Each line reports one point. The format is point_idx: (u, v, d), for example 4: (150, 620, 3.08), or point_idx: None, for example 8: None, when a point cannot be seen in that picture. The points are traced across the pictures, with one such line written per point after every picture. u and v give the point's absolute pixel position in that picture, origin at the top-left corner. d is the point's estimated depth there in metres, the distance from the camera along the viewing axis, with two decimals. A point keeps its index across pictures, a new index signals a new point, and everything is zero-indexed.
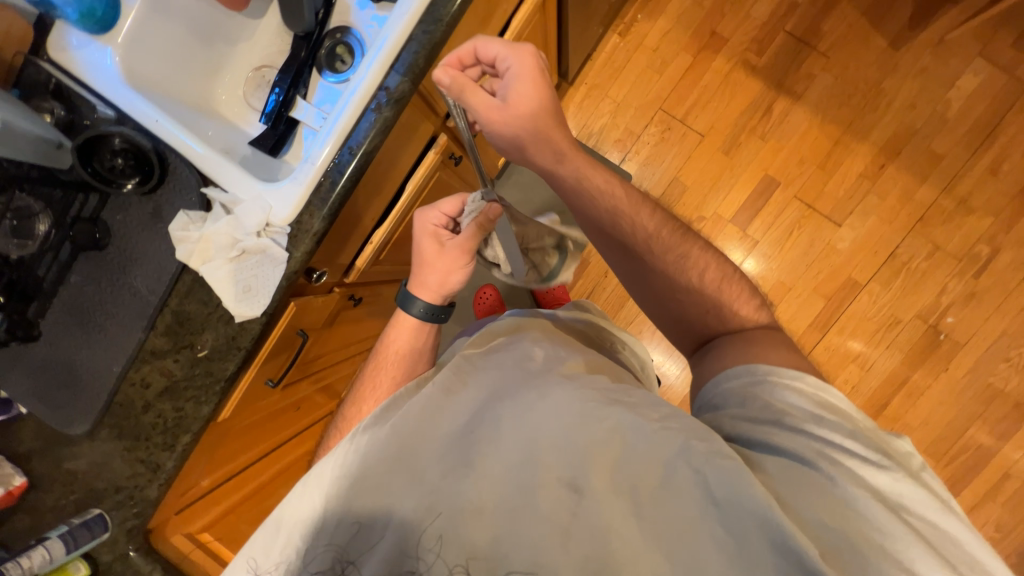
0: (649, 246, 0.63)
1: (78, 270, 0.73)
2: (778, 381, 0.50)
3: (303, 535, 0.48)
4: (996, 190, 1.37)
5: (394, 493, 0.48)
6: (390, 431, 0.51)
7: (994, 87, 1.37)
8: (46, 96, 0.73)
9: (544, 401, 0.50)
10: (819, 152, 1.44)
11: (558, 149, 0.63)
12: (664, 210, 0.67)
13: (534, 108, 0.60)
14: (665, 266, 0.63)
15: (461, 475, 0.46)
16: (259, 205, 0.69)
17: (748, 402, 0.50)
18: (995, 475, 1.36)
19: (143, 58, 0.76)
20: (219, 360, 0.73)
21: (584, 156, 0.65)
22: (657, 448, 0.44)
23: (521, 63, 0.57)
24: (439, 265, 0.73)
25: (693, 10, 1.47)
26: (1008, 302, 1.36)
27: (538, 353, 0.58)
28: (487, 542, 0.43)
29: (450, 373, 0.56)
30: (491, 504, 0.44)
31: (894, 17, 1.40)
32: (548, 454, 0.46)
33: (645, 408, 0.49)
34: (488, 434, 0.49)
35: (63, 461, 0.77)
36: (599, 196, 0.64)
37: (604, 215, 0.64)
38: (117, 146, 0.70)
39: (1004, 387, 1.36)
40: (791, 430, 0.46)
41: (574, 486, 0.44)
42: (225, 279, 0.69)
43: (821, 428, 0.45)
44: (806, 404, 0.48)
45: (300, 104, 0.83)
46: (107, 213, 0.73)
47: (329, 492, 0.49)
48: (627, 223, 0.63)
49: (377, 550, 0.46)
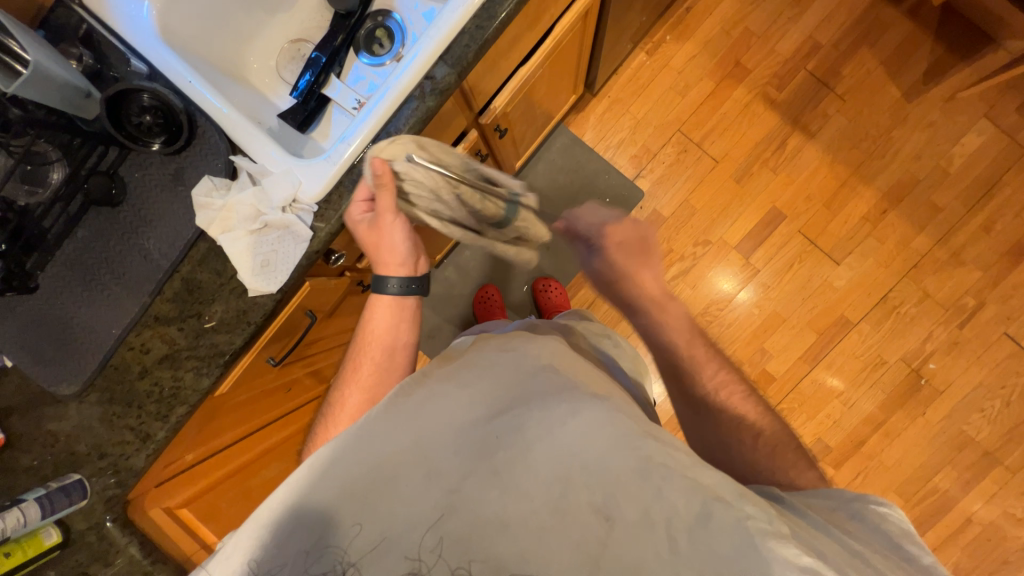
0: (706, 402, 0.70)
1: (87, 225, 0.71)
2: (857, 500, 0.54)
3: (307, 522, 0.46)
4: (987, 246, 1.43)
5: (410, 493, 0.46)
6: (412, 425, 0.50)
7: (995, 148, 1.43)
8: (75, 42, 0.70)
9: (575, 418, 0.50)
10: (827, 191, 1.48)
11: (627, 302, 0.79)
12: (731, 371, 0.72)
13: (624, 255, 0.80)
14: (720, 423, 0.68)
15: (488, 483, 0.46)
16: (289, 179, 0.67)
17: (813, 504, 0.54)
18: (958, 520, 1.41)
19: (179, 16, 0.75)
20: (225, 334, 0.71)
21: (664, 314, 0.77)
22: (689, 487, 0.46)
23: (611, 224, 0.82)
24: (381, 241, 0.68)
25: (721, 38, 1.50)
26: (986, 355, 1.42)
27: (560, 367, 0.59)
28: (514, 559, 0.43)
29: (473, 373, 0.57)
30: (519, 518, 0.44)
31: (910, 70, 1.45)
32: (579, 476, 0.46)
33: (673, 447, 0.50)
34: (515, 444, 0.49)
35: (45, 421, 0.73)
36: (667, 343, 0.75)
37: (668, 362, 0.74)
38: (146, 103, 0.68)
39: (975, 435, 1.41)
40: (860, 521, 0.52)
41: (605, 514, 0.45)
42: (244, 252, 0.67)
43: (895, 538, 0.50)
44: (884, 526, 0.51)
45: (334, 83, 0.82)
46: (125, 169, 0.70)
47: (341, 479, 0.47)
48: (687, 370, 0.72)
49: (388, 550, 0.43)
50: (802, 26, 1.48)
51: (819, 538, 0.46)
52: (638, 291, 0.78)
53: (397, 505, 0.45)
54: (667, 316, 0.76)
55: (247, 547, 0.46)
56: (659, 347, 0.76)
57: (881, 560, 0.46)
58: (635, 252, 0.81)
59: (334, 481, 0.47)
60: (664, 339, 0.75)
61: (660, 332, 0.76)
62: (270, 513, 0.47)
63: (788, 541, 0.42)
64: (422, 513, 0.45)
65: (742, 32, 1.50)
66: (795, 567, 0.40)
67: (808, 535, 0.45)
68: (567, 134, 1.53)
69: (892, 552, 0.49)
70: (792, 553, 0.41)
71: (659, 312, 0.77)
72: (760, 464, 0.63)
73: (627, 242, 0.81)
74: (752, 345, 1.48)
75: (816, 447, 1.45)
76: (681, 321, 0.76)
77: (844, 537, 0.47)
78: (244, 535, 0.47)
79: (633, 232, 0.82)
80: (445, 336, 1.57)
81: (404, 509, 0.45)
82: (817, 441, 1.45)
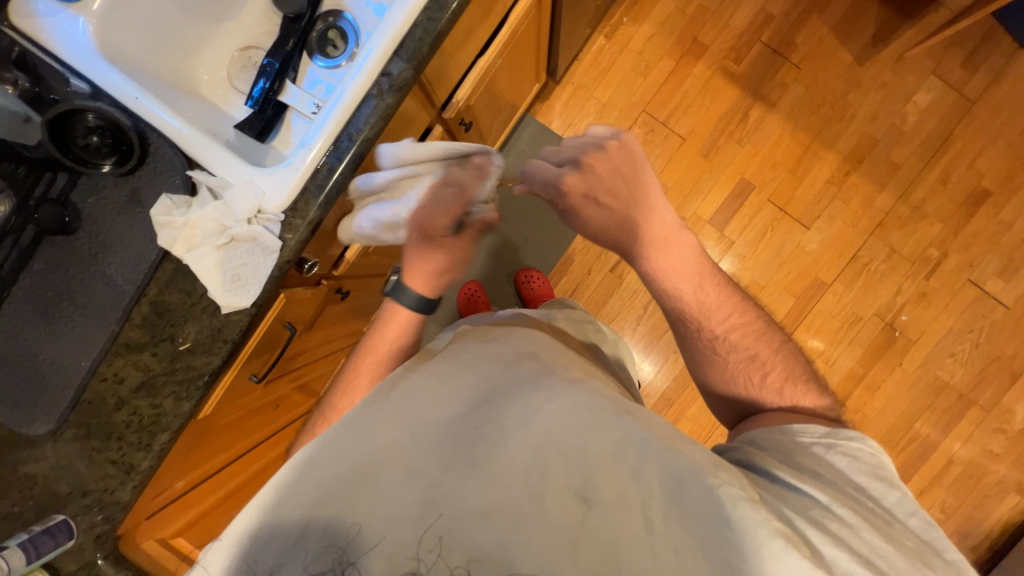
0: (715, 346, 0.66)
1: (42, 257, 0.68)
2: (831, 443, 0.55)
3: (284, 531, 0.45)
4: (945, 198, 1.48)
5: (388, 492, 0.46)
6: (390, 425, 0.50)
7: (944, 103, 1.48)
8: (6, 64, 0.66)
9: (553, 404, 0.50)
10: (791, 158, 1.51)
11: (629, 253, 0.65)
12: (743, 312, 0.67)
13: (606, 212, 0.62)
14: (726, 365, 0.66)
15: (467, 476, 0.46)
16: (251, 190, 0.65)
17: (788, 446, 0.56)
18: (940, 462, 1.47)
19: (119, 31, 0.72)
20: (202, 354, 0.69)
21: (672, 252, 0.64)
22: (666, 464, 0.46)
23: (574, 172, 0.61)
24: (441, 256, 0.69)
25: (676, 16, 1.52)
26: (953, 302, 1.48)
27: (542, 354, 0.59)
28: (495, 548, 0.42)
29: (452, 366, 0.56)
30: (499, 509, 0.44)
31: (859, 34, 1.49)
32: (558, 461, 0.46)
33: (652, 427, 0.50)
34: (493, 433, 0.48)
35: (20, 464, 0.71)
36: (669, 293, 0.66)
37: (672, 310, 0.67)
38: (92, 123, 0.65)
39: (950, 380, 1.48)
40: (828, 461, 0.54)
41: (585, 497, 0.45)
42: (211, 268, 0.65)
43: (859, 479, 0.53)
44: (854, 470, 0.53)
45: (289, 88, 0.80)
46: (77, 195, 0.68)
47: (320, 482, 0.47)
48: (692, 317, 0.66)
49: (370, 552, 0.43)
50: None
51: (791, 500, 0.49)
52: (636, 252, 0.63)
53: (377, 504, 0.45)
54: (673, 262, 0.64)
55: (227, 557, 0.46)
56: (661, 295, 0.66)
57: (849, 509, 0.48)
58: (628, 185, 0.63)
59: (313, 484, 0.47)
60: (668, 285, 0.65)
61: (666, 281, 0.65)
62: (249, 519, 0.46)
63: (759, 507, 0.45)
64: (403, 511, 0.44)
65: (697, 9, 1.52)
66: (764, 531, 0.43)
67: (776, 500, 0.48)
68: (534, 124, 1.53)
69: (861, 495, 0.51)
70: (762, 519, 0.44)
71: (663, 261, 0.64)
72: (764, 401, 0.64)
73: (601, 190, 0.61)
74: None
75: None
76: (689, 256, 0.65)
77: (815, 494, 0.49)
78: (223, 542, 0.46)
79: (609, 170, 0.62)
80: (433, 336, 1.56)
81: (382, 507, 0.45)
82: None
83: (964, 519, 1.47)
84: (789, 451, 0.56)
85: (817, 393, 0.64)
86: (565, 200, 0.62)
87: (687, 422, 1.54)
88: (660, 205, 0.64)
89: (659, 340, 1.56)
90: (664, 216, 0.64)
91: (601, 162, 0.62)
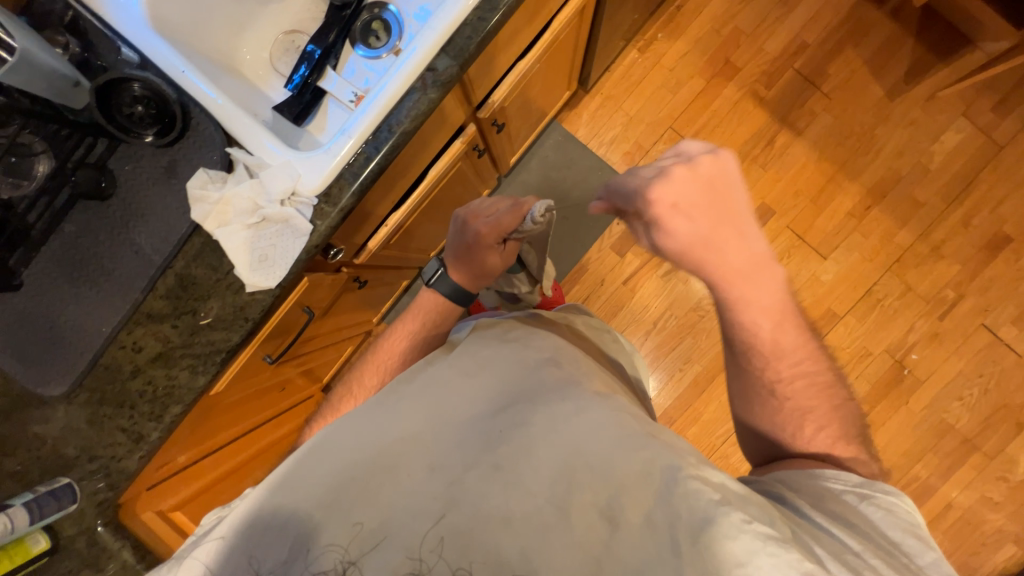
0: (772, 388, 0.64)
1: (73, 219, 0.68)
2: (867, 495, 0.54)
3: (298, 518, 0.46)
4: (965, 241, 1.48)
5: (410, 486, 0.46)
6: (417, 415, 0.52)
7: (973, 145, 1.48)
8: (60, 29, 0.67)
9: (580, 415, 0.50)
10: (813, 187, 1.51)
11: (710, 279, 0.57)
12: (817, 364, 0.64)
13: (688, 232, 0.55)
14: (780, 409, 0.64)
15: (490, 478, 0.46)
16: (287, 172, 0.65)
17: (820, 491, 0.55)
18: (938, 506, 1.46)
19: (172, 4, 0.72)
20: (222, 331, 0.69)
21: (761, 283, 0.58)
22: (693, 491, 0.44)
23: (659, 184, 0.54)
24: (486, 261, 0.78)
25: (711, 36, 1.52)
26: (966, 345, 1.47)
27: (563, 360, 0.60)
28: (517, 557, 0.42)
29: (474, 363, 0.58)
30: (522, 516, 0.44)
31: (892, 69, 1.49)
32: (582, 472, 0.46)
33: (679, 449, 0.49)
34: (519, 439, 0.49)
35: (30, 424, 0.71)
36: (744, 327, 0.61)
37: (740, 342, 0.63)
38: (138, 92, 0.65)
39: (955, 423, 1.47)
40: (864, 511, 0.53)
41: (609, 515, 0.45)
42: (241, 246, 0.66)
43: (896, 532, 0.51)
44: (889, 525, 0.51)
45: (329, 75, 0.80)
46: (114, 162, 0.68)
47: (338, 467, 0.48)
48: (758, 354, 0.63)
49: (389, 548, 0.43)
50: (789, 25, 1.51)
51: (825, 542, 0.47)
52: (712, 279, 0.57)
53: (398, 496, 0.46)
54: (757, 294, 0.58)
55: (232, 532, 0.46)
56: (732, 328, 0.62)
57: (883, 561, 0.47)
58: (719, 203, 0.55)
59: (333, 469, 0.48)
60: (744, 318, 0.60)
61: (741, 313, 0.60)
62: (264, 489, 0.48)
63: (789, 546, 0.41)
64: (424, 506, 0.45)
65: (731, 30, 1.52)
66: (796, 573, 0.40)
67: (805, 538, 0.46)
68: (560, 131, 1.54)
69: (892, 549, 0.49)
70: (793, 559, 0.40)
71: (744, 293, 0.58)
72: (795, 449, 0.63)
73: (690, 205, 0.54)
74: None
75: None
76: (775, 291, 0.59)
77: (848, 539, 0.48)
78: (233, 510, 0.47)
79: (697, 187, 0.55)
80: None
81: (403, 498, 0.46)
82: None
83: (959, 567, 1.45)
84: (822, 495, 0.55)
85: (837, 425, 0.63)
86: (650, 213, 0.55)
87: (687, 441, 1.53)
88: (750, 229, 0.56)
89: (665, 357, 1.56)
90: (755, 242, 0.56)
91: (687, 176, 0.54)
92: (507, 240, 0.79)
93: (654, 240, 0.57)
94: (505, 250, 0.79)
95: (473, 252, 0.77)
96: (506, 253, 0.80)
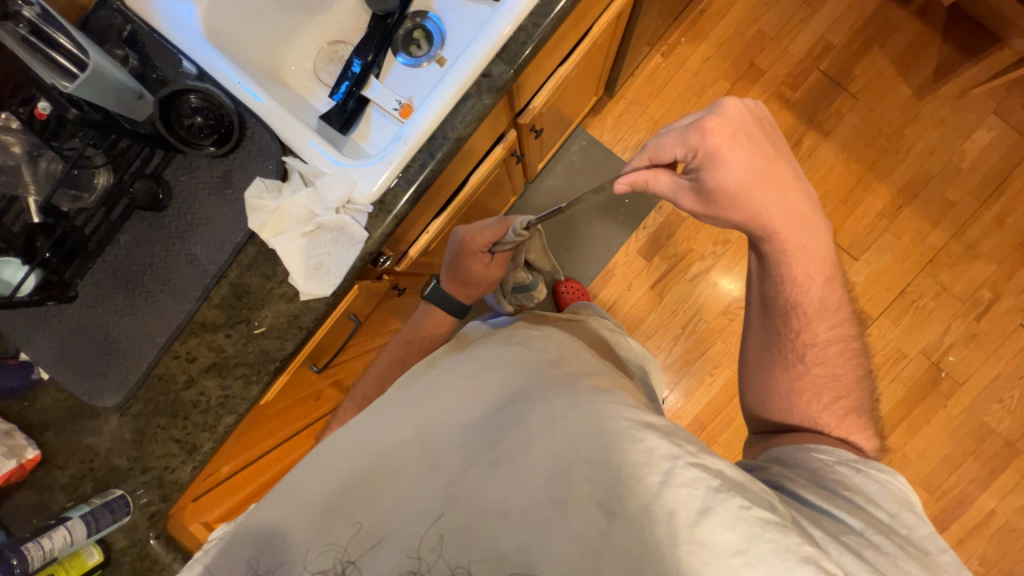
0: (801, 353, 0.62)
1: (129, 231, 0.69)
2: (861, 467, 0.53)
3: (303, 524, 0.49)
4: (1001, 239, 1.45)
5: (412, 485, 0.49)
6: (415, 417, 0.55)
7: (1005, 144, 1.46)
8: (119, 43, 0.68)
9: (576, 410, 0.50)
10: (843, 188, 1.50)
11: (767, 227, 0.54)
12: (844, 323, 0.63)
13: (743, 169, 0.50)
14: (803, 375, 0.62)
15: (487, 473, 0.48)
16: (344, 179, 0.65)
17: (812, 464, 0.55)
18: (982, 512, 1.42)
19: (224, 18, 0.73)
20: (276, 339, 0.69)
21: (810, 231, 0.56)
22: (694, 481, 0.43)
23: (713, 115, 0.49)
24: (471, 271, 0.78)
25: (735, 39, 1.52)
26: (1005, 345, 1.44)
27: (565, 360, 0.60)
28: (515, 550, 0.44)
29: (476, 365, 0.59)
30: (519, 510, 0.46)
31: (920, 68, 1.48)
32: (579, 465, 0.47)
33: (679, 438, 0.47)
34: (516, 435, 0.50)
35: (83, 436, 0.71)
36: (797, 280, 0.59)
37: (786, 302, 0.61)
38: (195, 104, 0.65)
39: (996, 426, 1.43)
40: (855, 483, 0.52)
41: (607, 507, 0.45)
42: (297, 254, 0.66)
43: (887, 504, 0.50)
44: (885, 498, 0.50)
45: (373, 83, 0.81)
46: (170, 173, 0.68)
47: (345, 470, 0.52)
48: (801, 313, 0.61)
49: (389, 545, 0.46)
50: (814, 27, 1.51)
51: (823, 523, 0.46)
52: (772, 223, 0.54)
53: (399, 497, 0.49)
54: (808, 241, 0.57)
55: (242, 548, 0.49)
56: (782, 282, 0.60)
57: (884, 538, 0.46)
58: (767, 142, 0.51)
59: (339, 471, 0.52)
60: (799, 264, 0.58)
61: (794, 264, 0.58)
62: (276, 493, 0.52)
63: (788, 530, 0.42)
64: (423, 506, 0.48)
65: (755, 33, 1.52)
66: (794, 558, 0.40)
67: (807, 522, 0.46)
68: (585, 136, 1.55)
69: (892, 523, 0.48)
70: (792, 544, 0.41)
71: (794, 240, 0.56)
72: (796, 419, 0.62)
73: (747, 137, 0.50)
74: None
75: None
76: (821, 243, 0.58)
77: (848, 519, 0.47)
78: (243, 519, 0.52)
79: (746, 123, 0.51)
80: None
81: (406, 494, 0.49)
82: None
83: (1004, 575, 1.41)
84: (816, 469, 0.54)
85: (844, 392, 0.61)
86: (708, 144, 0.49)
87: (719, 448, 1.51)
88: (801, 176, 0.55)
89: (694, 361, 1.54)
90: (810, 190, 0.55)
91: (739, 107, 0.50)
92: (495, 250, 0.77)
93: (704, 179, 0.51)
94: (492, 261, 0.78)
95: (459, 260, 0.78)
96: (491, 264, 0.78)
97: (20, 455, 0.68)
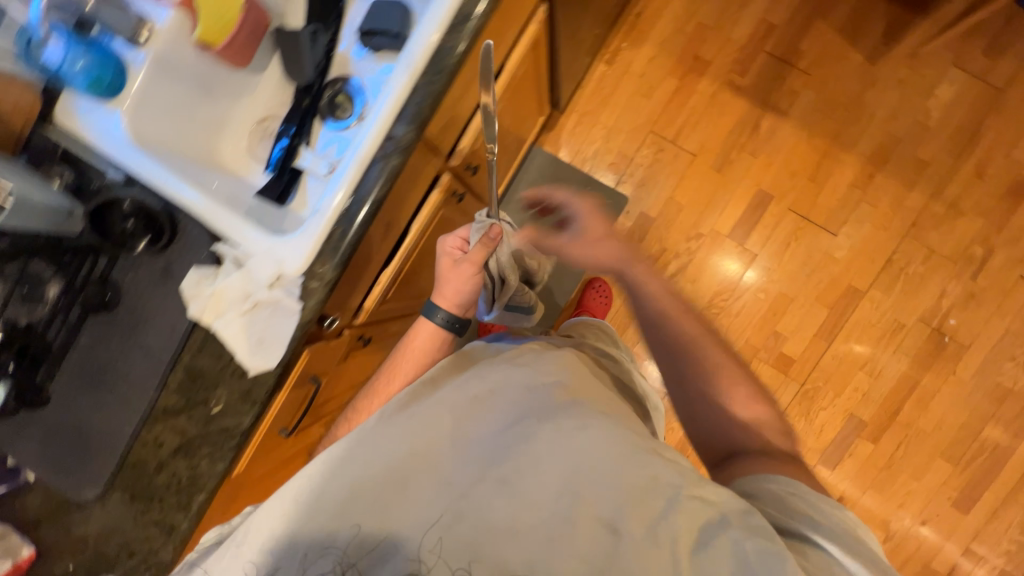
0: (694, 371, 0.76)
1: (88, 331, 0.73)
2: (810, 492, 0.58)
3: (310, 531, 0.54)
4: (983, 192, 1.40)
5: (420, 495, 0.54)
6: (427, 430, 0.59)
7: (971, 94, 1.42)
8: (56, 162, 0.75)
9: (585, 432, 0.56)
10: (809, 165, 1.47)
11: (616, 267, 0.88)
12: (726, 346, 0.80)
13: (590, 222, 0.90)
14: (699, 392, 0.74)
15: (497, 489, 0.53)
16: (271, 258, 0.69)
17: (777, 494, 0.58)
18: (1014, 476, 1.36)
19: (151, 119, 0.78)
20: (233, 415, 0.72)
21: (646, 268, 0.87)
22: (694, 514, 0.50)
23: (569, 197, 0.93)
24: (449, 277, 0.82)
25: (675, 36, 1.53)
26: (1008, 300, 1.38)
27: (569, 381, 0.64)
28: (522, 563, 0.50)
29: (481, 385, 0.63)
30: (528, 527, 0.51)
31: (869, 33, 1.46)
32: (585, 486, 0.53)
33: (683, 468, 0.54)
34: (526, 453, 0.55)
35: (72, 527, 0.75)
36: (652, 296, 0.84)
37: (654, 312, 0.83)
38: (127, 210, 0.72)
39: (1013, 386, 1.37)
40: (815, 505, 0.56)
41: (613, 528, 0.50)
42: (239, 333, 0.69)
43: (844, 521, 0.55)
44: (839, 516, 0.55)
45: (303, 153, 0.85)
46: (117, 273, 0.73)
47: (353, 478, 0.56)
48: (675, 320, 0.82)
49: (393, 553, 0.52)
50: (752, 10, 1.50)
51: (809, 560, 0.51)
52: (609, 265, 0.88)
53: (408, 505, 0.53)
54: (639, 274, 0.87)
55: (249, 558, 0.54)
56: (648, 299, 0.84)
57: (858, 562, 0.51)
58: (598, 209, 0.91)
59: (347, 479, 0.56)
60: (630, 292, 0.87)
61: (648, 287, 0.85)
62: (287, 502, 0.56)
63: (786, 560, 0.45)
64: (424, 514, 0.53)
65: (695, 27, 1.52)
66: None
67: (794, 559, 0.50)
68: (542, 154, 1.56)
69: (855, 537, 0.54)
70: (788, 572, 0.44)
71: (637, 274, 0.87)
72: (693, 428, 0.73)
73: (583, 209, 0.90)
74: (765, 329, 1.46)
75: (850, 423, 1.41)
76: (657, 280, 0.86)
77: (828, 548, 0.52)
78: (250, 536, 0.55)
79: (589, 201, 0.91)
80: None
81: (414, 501, 0.54)
82: (849, 417, 1.42)
83: None
84: (779, 499, 0.58)
85: None
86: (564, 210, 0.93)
87: None
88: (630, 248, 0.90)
89: None
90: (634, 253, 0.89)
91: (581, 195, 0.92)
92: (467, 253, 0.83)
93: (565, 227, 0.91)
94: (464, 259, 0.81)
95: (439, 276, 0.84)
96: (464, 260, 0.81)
97: (15, 555, 0.73)
